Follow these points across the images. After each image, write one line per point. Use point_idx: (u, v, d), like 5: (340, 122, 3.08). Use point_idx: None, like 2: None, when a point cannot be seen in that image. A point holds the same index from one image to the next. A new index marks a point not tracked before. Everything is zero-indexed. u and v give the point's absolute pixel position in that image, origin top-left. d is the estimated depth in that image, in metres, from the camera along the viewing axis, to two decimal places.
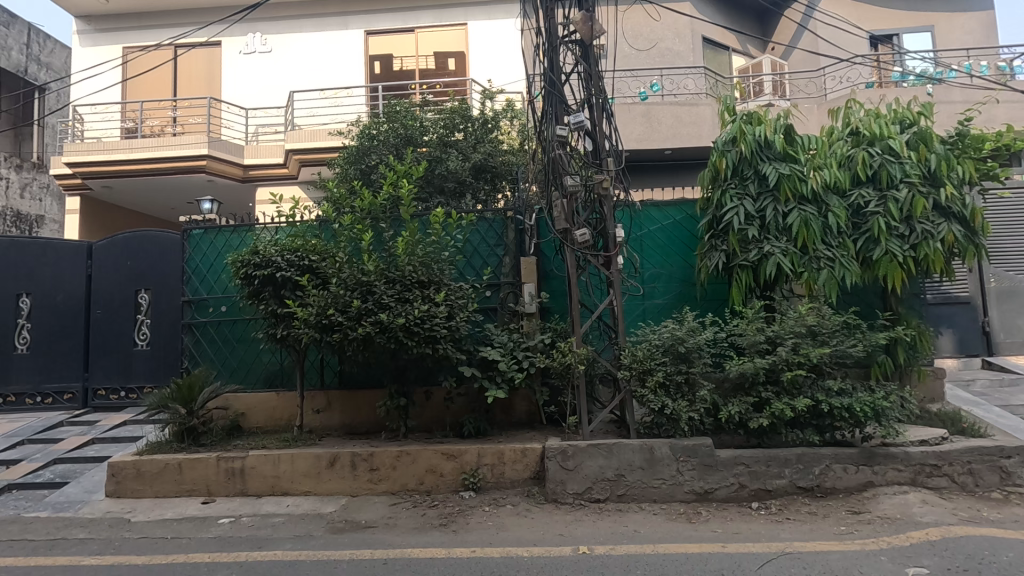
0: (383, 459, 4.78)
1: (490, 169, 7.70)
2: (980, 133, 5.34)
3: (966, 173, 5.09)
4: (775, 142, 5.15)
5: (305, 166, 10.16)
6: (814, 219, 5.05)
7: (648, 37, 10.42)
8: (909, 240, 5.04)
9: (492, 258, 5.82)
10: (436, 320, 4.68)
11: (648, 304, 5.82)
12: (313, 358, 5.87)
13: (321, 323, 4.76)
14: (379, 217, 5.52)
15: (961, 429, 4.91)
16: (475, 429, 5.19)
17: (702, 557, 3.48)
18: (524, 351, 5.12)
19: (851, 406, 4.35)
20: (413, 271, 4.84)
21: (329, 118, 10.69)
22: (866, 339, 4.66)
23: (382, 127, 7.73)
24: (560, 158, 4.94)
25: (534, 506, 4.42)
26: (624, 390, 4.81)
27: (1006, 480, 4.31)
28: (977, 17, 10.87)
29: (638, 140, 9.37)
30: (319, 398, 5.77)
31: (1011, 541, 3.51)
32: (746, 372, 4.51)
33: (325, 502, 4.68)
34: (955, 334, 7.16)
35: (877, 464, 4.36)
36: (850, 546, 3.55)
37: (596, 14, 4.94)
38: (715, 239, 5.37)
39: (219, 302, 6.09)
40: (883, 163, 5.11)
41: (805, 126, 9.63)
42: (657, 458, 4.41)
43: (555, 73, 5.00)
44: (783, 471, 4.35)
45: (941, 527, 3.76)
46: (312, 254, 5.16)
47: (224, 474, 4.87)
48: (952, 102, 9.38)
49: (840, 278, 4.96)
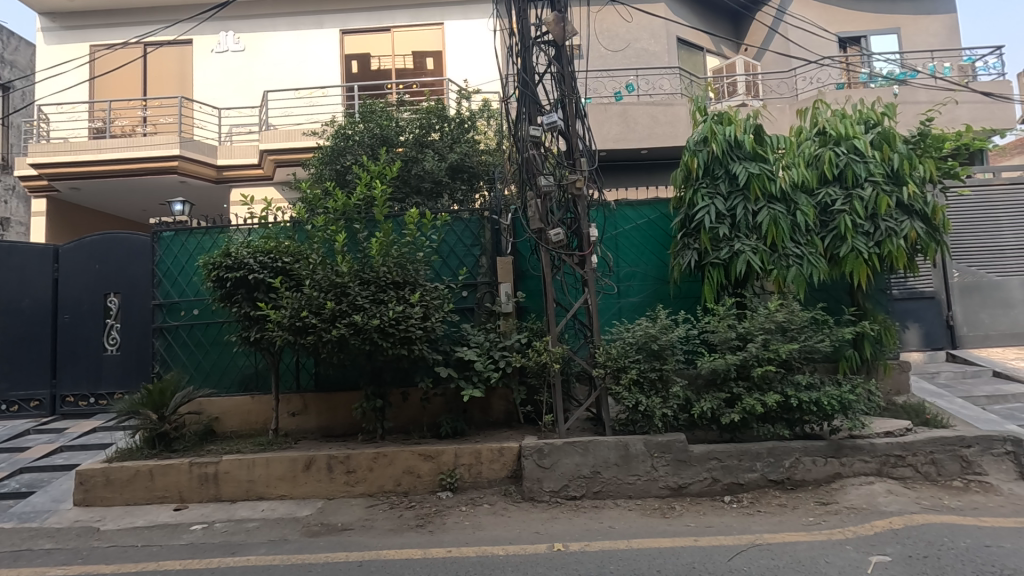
0: (360, 460, 4.76)
1: (467, 169, 7.69)
2: (941, 133, 5.51)
3: (927, 172, 5.23)
4: (744, 141, 5.24)
5: (281, 166, 10.06)
6: (783, 217, 5.15)
7: (623, 38, 10.53)
8: (874, 237, 5.18)
9: (468, 258, 5.82)
10: (411, 321, 4.66)
11: (623, 303, 5.88)
12: (288, 360, 5.81)
13: (294, 325, 4.72)
14: (353, 218, 5.50)
15: (925, 420, 5.06)
16: (452, 429, 5.21)
17: (674, 551, 3.54)
18: (500, 351, 5.14)
19: (819, 400, 4.46)
20: (387, 271, 4.83)
21: (304, 118, 10.57)
22: (833, 333, 4.78)
23: (357, 127, 7.68)
24: (534, 158, 4.97)
25: (511, 504, 4.45)
26: (599, 387, 4.87)
27: (967, 468, 4.45)
28: (940, 19, 11.17)
29: (615, 140, 9.45)
30: (295, 401, 5.72)
31: (970, 528, 3.63)
32: (718, 368, 4.58)
33: (301, 506, 4.63)
34: (921, 328, 7.36)
35: (845, 456, 4.47)
36: (817, 536, 3.65)
37: (569, 15, 4.96)
38: (687, 238, 5.46)
39: (191, 305, 5.99)
40: (849, 162, 5.24)
41: (777, 125, 9.80)
42: (631, 455, 4.46)
43: (528, 73, 5.03)
44: (755, 465, 4.44)
45: (904, 516, 3.86)
46: (285, 256, 5.10)
47: (197, 479, 4.79)
48: (917, 103, 9.65)
49: (808, 275, 5.08)
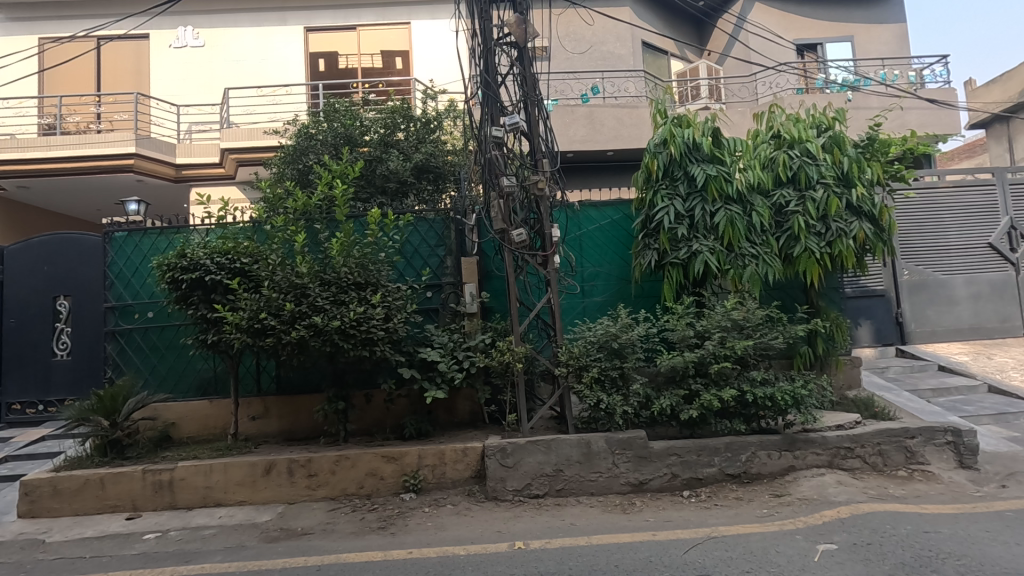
0: (322, 464, 4.70)
1: (432, 169, 7.62)
2: (888, 137, 5.73)
3: (875, 174, 5.44)
4: (703, 144, 5.37)
5: (242, 165, 9.84)
6: (739, 218, 5.30)
7: (588, 40, 10.64)
8: (825, 237, 5.37)
9: (433, 259, 5.81)
10: (373, 322, 4.63)
11: (587, 302, 5.96)
12: (248, 363, 5.70)
13: (253, 327, 4.63)
14: (315, 218, 5.44)
15: (874, 413, 5.25)
16: (417, 430, 5.19)
17: (632, 546, 3.59)
18: (464, 351, 5.13)
19: (773, 395, 4.58)
20: (349, 272, 4.78)
21: (266, 116, 10.36)
22: (787, 331, 4.93)
23: (321, 126, 7.60)
24: (496, 159, 4.98)
25: (474, 504, 4.46)
26: (562, 386, 4.92)
27: (911, 459, 4.66)
28: (890, 29, 11.65)
29: (582, 142, 9.55)
30: (256, 404, 5.61)
31: (911, 515, 3.79)
32: (677, 366, 4.69)
33: (261, 511, 4.54)
34: (872, 326, 7.65)
35: (798, 449, 4.62)
36: (769, 527, 3.76)
37: (530, 17, 5.00)
38: (648, 238, 5.57)
39: (145, 307, 5.82)
40: (802, 165, 5.41)
41: (736, 129, 10.07)
42: (593, 452, 4.53)
43: (490, 74, 5.05)
44: (713, 459, 4.55)
45: (851, 505, 4.02)
46: (244, 256, 4.98)
47: (151, 487, 4.66)
48: (868, 108, 10.06)
49: (763, 273, 5.24)
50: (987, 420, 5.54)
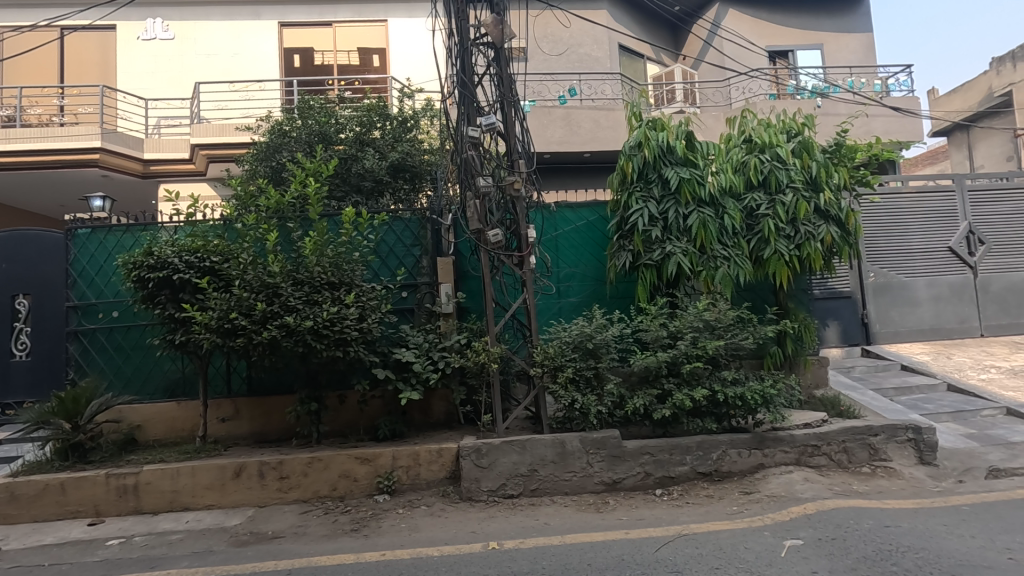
0: (294, 466, 4.63)
1: (409, 168, 7.56)
2: (854, 144, 5.89)
3: (842, 179, 5.58)
4: (676, 147, 5.45)
5: (213, 161, 9.63)
6: (711, 220, 5.39)
7: (566, 42, 10.71)
8: (794, 240, 5.49)
9: (408, 259, 5.78)
10: (347, 322, 4.58)
11: (562, 303, 5.99)
12: (218, 364, 5.58)
13: (223, 327, 4.54)
14: (288, 217, 5.36)
15: (840, 411, 5.39)
16: (391, 431, 5.16)
17: (605, 545, 3.62)
18: (439, 352, 5.12)
19: (743, 394, 4.67)
20: (322, 272, 4.71)
21: (238, 112, 10.16)
22: (757, 331, 5.04)
23: (295, 123, 7.50)
24: (472, 159, 4.98)
25: (448, 505, 4.44)
26: (537, 386, 4.93)
27: (875, 455, 4.80)
28: (858, 38, 12.00)
29: (559, 143, 9.60)
30: (225, 406, 5.50)
31: (875, 510, 3.91)
32: (650, 366, 4.76)
33: (230, 515, 4.45)
34: (839, 326, 7.87)
35: (767, 447, 4.72)
36: (739, 524, 3.83)
37: (507, 18, 5.00)
38: (622, 239, 5.64)
39: (110, 307, 5.65)
40: (773, 169, 5.53)
41: (710, 132, 10.25)
42: (568, 451, 4.56)
43: (467, 74, 5.05)
44: (685, 458, 4.62)
45: (817, 501, 4.12)
46: (213, 254, 4.87)
47: (115, 492, 4.53)
48: (835, 114, 10.36)
49: (734, 275, 5.34)
50: (946, 417, 5.75)
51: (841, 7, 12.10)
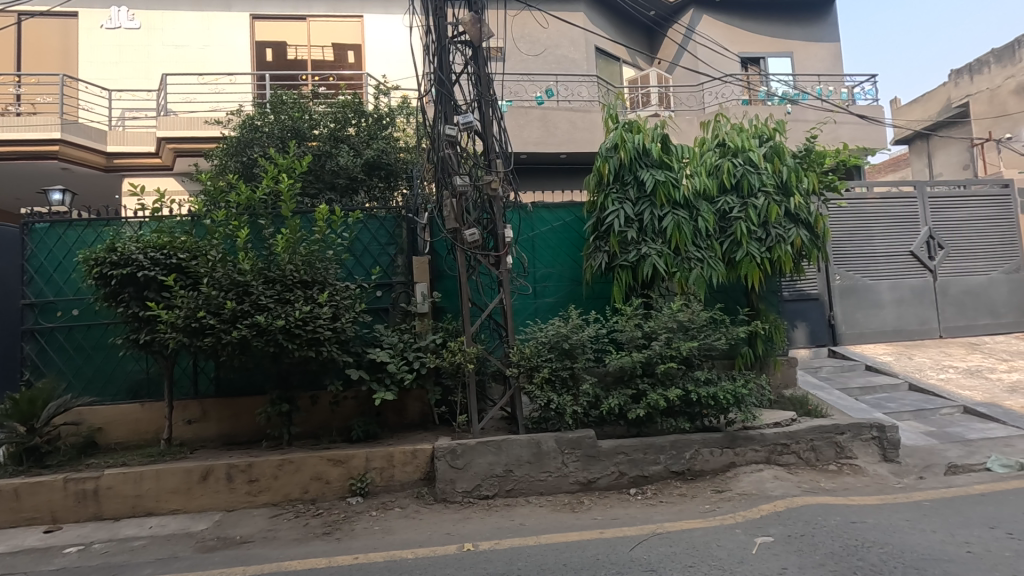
0: (264, 469, 4.52)
1: (384, 166, 7.46)
2: (823, 149, 6.04)
3: (811, 184, 5.72)
4: (652, 150, 5.51)
5: (180, 156, 9.38)
6: (686, 222, 5.46)
7: (543, 43, 10.74)
8: (765, 243, 5.61)
9: (383, 257, 5.71)
10: (320, 321, 4.49)
11: (539, 303, 5.99)
12: (185, 364, 5.42)
13: (190, 326, 4.41)
14: (259, 213, 5.23)
15: (808, 411, 5.52)
16: (365, 432, 5.09)
17: (580, 545, 3.63)
18: (415, 352, 5.06)
19: (716, 394, 4.74)
20: (295, 270, 4.61)
21: (207, 105, 9.89)
22: (729, 332, 5.12)
23: (267, 118, 7.35)
24: (449, 157, 4.94)
25: (422, 507, 4.40)
26: (513, 387, 4.92)
27: (841, 453, 4.93)
28: (826, 47, 12.35)
29: (535, 144, 9.63)
30: (192, 407, 5.34)
31: (841, 507, 4.01)
32: (625, 366, 4.80)
33: (196, 520, 4.32)
34: (807, 327, 8.07)
35: (738, 446, 4.81)
36: (711, 522, 3.89)
37: (486, 17, 4.97)
38: (599, 240, 5.67)
39: (69, 305, 5.43)
40: (745, 172, 5.63)
41: (683, 136, 10.41)
42: (543, 452, 4.56)
43: (444, 72, 5.00)
44: (659, 457, 4.67)
45: (787, 499, 4.21)
46: (181, 251, 4.73)
47: (74, 497, 4.36)
48: (804, 121, 10.65)
49: (708, 276, 5.42)
50: (908, 416, 5.95)
51: (811, 16, 12.42)
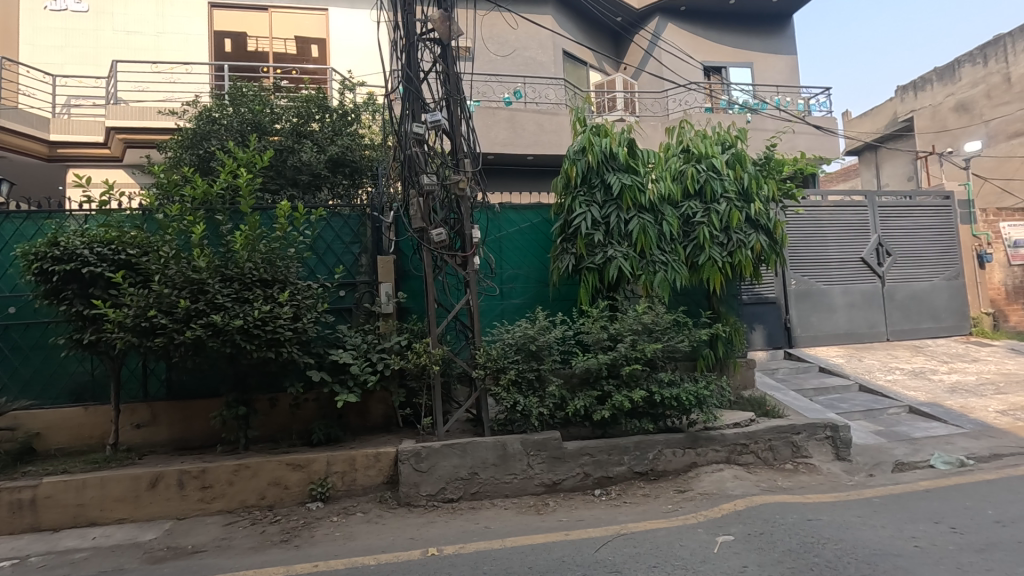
0: (219, 474, 4.34)
1: (349, 163, 7.29)
2: (782, 158, 6.23)
3: (771, 191, 5.89)
4: (619, 154, 5.56)
5: (131, 147, 8.95)
6: (651, 226, 5.54)
7: (512, 45, 10.74)
8: (727, 248, 5.74)
9: (347, 256, 5.58)
10: (280, 322, 4.33)
11: (505, 304, 5.98)
12: (134, 365, 5.17)
13: (140, 326, 4.20)
14: (216, 209, 5.03)
15: (765, 411, 5.68)
16: (326, 435, 4.95)
17: (545, 547, 3.62)
18: (379, 353, 4.96)
19: (679, 395, 4.82)
20: (254, 268, 4.45)
21: (160, 95, 9.47)
22: (691, 334, 5.20)
23: (226, 110, 7.09)
24: (416, 156, 4.87)
25: (386, 511, 4.31)
26: (479, 388, 4.88)
27: (797, 453, 5.09)
28: (783, 59, 12.79)
29: (503, 145, 9.61)
30: (141, 411, 5.08)
31: (798, 505, 4.13)
32: (591, 367, 4.82)
33: (144, 529, 4.11)
34: (764, 330, 8.32)
35: (700, 446, 4.90)
36: (674, 522, 3.94)
37: (455, 15, 4.92)
38: (566, 242, 5.70)
39: (5, 302, 5.09)
40: (708, 178, 5.76)
41: (648, 141, 10.59)
42: (509, 454, 4.53)
43: (412, 69, 4.91)
44: (623, 458, 4.72)
45: (746, 498, 4.31)
46: (130, 247, 4.50)
47: (8, 508, 4.07)
48: (763, 130, 10.99)
49: (672, 279, 5.51)
50: (859, 416, 6.20)
51: (770, 29, 12.85)
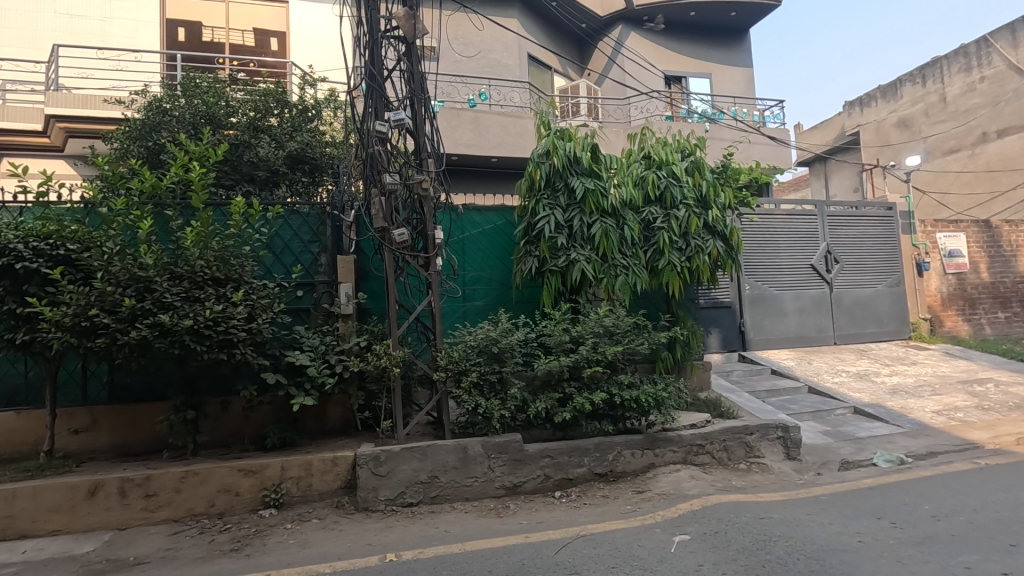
0: (164, 482, 4.14)
1: (308, 160, 7.10)
2: (738, 167, 6.42)
3: (728, 199, 6.06)
4: (582, 158, 5.62)
5: (73, 136, 8.49)
6: (613, 230, 5.61)
7: (477, 46, 10.72)
8: (686, 253, 5.87)
9: (305, 255, 5.42)
10: (233, 322, 4.17)
11: (468, 306, 5.95)
12: (72, 367, 4.87)
13: (79, 326, 3.98)
14: (165, 203, 4.80)
15: (721, 412, 5.84)
16: (280, 440, 4.80)
17: (506, 550, 3.61)
18: (337, 354, 4.84)
19: (638, 397, 4.89)
20: (206, 267, 4.27)
21: (106, 83, 9.02)
22: (651, 337, 5.29)
23: (178, 101, 6.81)
24: (379, 154, 4.78)
25: (343, 517, 4.20)
26: (440, 391, 4.83)
27: (750, 453, 5.25)
28: (740, 71, 13.22)
29: (467, 146, 9.57)
30: (80, 416, 4.80)
31: (751, 504, 4.25)
32: (552, 370, 4.85)
33: (81, 541, 3.88)
34: (720, 333, 8.56)
35: (658, 447, 4.99)
36: (632, 523, 3.99)
37: (420, 13, 4.86)
38: (529, 245, 5.72)
39: None
40: (668, 185, 5.88)
41: (611, 147, 10.76)
42: (469, 457, 4.50)
43: (376, 67, 4.83)
44: (583, 460, 4.75)
45: (701, 497, 4.41)
46: (70, 242, 4.25)
47: None
48: (721, 139, 11.33)
49: (632, 283, 5.59)
50: (807, 416, 6.46)
51: (728, 42, 13.26)
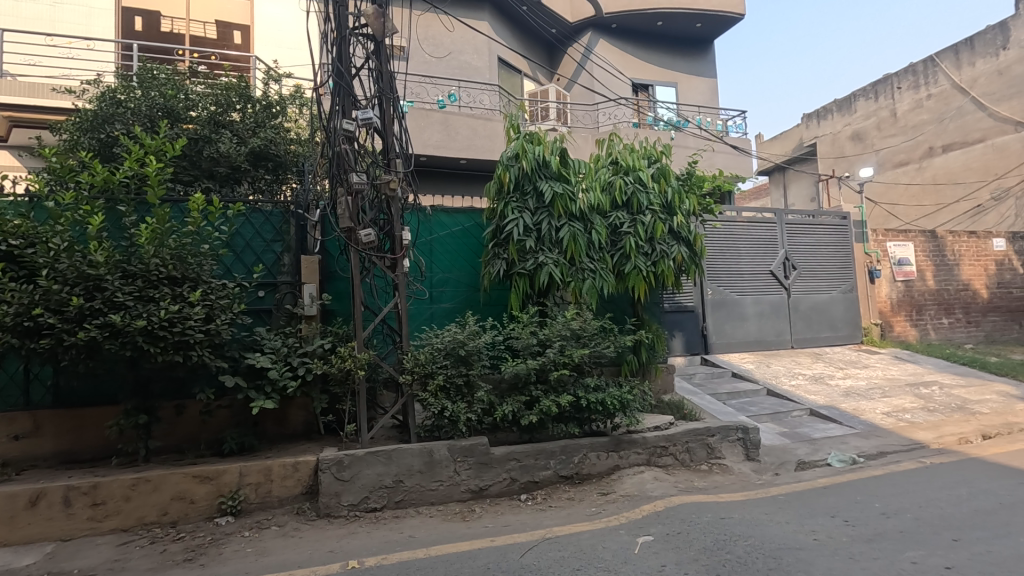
0: (113, 490, 3.95)
1: (272, 157, 6.91)
2: (703, 174, 6.55)
3: (692, 206, 6.19)
4: (551, 162, 5.66)
5: (18, 126, 8.06)
6: (581, 234, 5.65)
7: (447, 47, 10.68)
8: (651, 258, 5.97)
9: (268, 255, 5.28)
10: (189, 323, 4.03)
11: (435, 308, 5.90)
12: (13, 369, 4.62)
13: (22, 326, 3.77)
14: (118, 198, 4.61)
15: (683, 414, 5.95)
16: (238, 445, 4.65)
17: (471, 554, 3.58)
18: (300, 357, 4.72)
19: (604, 400, 4.94)
20: (161, 265, 4.11)
21: (56, 71, 8.60)
22: (617, 340, 5.36)
23: (134, 93, 6.55)
24: (346, 153, 4.70)
25: (303, 524, 4.10)
26: (406, 394, 4.76)
27: (711, 454, 5.36)
28: (705, 81, 13.56)
29: (436, 147, 9.50)
30: (21, 421, 4.54)
31: (712, 504, 4.35)
32: (519, 372, 4.85)
33: (20, 553, 3.67)
34: (683, 337, 8.73)
35: (622, 449, 5.05)
36: (597, 525, 4.02)
37: (390, 12, 4.80)
38: (497, 248, 5.72)
39: None
40: (635, 191, 5.97)
41: (579, 151, 10.87)
42: (435, 460, 4.46)
43: (343, 63, 4.75)
44: (549, 462, 4.77)
45: (665, 498, 4.48)
46: (12, 237, 4.03)
47: None
48: (686, 146, 11.59)
49: (599, 287, 5.65)
50: (766, 418, 6.65)
51: (693, 52, 13.57)
